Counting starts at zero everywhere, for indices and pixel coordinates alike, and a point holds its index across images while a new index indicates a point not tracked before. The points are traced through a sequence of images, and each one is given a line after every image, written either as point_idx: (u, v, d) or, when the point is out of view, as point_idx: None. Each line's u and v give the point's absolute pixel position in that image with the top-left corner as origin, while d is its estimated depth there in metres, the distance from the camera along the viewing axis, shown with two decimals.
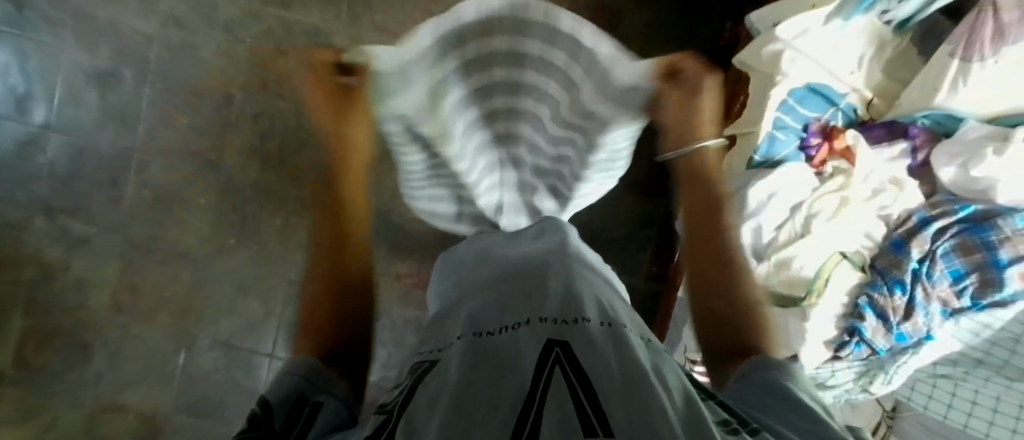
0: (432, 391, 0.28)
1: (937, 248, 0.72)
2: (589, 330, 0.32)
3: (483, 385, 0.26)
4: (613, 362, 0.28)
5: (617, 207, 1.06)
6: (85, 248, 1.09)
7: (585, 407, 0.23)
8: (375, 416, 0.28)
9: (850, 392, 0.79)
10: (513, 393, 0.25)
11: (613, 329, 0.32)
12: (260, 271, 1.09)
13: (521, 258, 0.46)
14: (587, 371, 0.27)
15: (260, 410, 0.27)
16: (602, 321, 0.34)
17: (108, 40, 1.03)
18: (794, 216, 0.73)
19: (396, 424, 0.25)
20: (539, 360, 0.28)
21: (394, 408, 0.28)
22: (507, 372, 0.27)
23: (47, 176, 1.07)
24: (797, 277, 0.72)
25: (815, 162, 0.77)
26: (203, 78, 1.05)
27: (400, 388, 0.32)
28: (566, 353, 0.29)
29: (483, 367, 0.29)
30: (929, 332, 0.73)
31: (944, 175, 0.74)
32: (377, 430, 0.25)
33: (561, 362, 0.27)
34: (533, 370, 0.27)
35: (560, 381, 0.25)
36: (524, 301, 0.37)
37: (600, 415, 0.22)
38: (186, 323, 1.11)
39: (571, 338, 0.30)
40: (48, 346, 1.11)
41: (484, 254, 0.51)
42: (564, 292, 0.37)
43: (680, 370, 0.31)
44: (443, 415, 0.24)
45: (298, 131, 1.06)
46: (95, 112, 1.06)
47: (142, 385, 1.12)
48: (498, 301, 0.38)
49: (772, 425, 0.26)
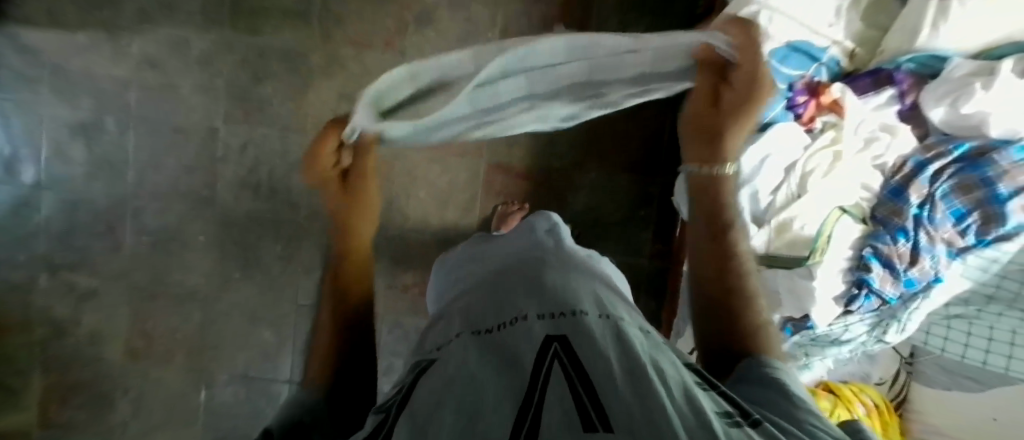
0: (434, 387, 0.28)
1: (936, 191, 0.71)
2: (585, 321, 0.32)
3: (484, 383, 0.27)
4: (612, 357, 0.28)
5: (613, 190, 1.05)
6: (93, 298, 1.10)
7: (585, 402, 0.23)
8: (373, 417, 0.29)
9: (866, 344, 0.79)
10: (513, 390, 0.26)
11: (611, 322, 0.33)
12: (268, 299, 1.10)
13: (516, 254, 0.47)
14: (586, 367, 0.27)
15: (262, 436, 0.35)
16: (599, 313, 0.34)
17: (85, 90, 1.03)
18: (789, 177, 0.73)
19: (394, 423, 0.27)
20: (537, 356, 0.29)
21: (392, 406, 0.29)
22: (506, 369, 0.28)
23: (46, 232, 1.08)
24: (799, 237, 0.72)
25: (803, 120, 0.76)
26: (186, 115, 1.04)
27: (398, 387, 0.33)
28: (564, 348, 0.29)
29: (486, 361, 0.29)
30: (938, 275, 0.72)
31: (935, 116, 0.73)
32: (374, 430, 0.27)
33: (559, 355, 0.28)
34: (531, 367, 0.28)
35: (559, 377, 0.26)
36: (525, 297, 0.37)
37: (598, 408, 0.23)
38: (204, 359, 1.12)
39: (568, 332, 0.31)
40: (72, 400, 1.12)
41: (478, 257, 0.51)
42: (565, 287, 0.38)
43: (678, 363, 0.31)
44: (447, 413, 0.25)
45: (286, 156, 1.05)
46: (84, 163, 1.06)
47: (169, 425, 1.13)
48: (498, 297, 0.38)
49: (774, 416, 0.29)
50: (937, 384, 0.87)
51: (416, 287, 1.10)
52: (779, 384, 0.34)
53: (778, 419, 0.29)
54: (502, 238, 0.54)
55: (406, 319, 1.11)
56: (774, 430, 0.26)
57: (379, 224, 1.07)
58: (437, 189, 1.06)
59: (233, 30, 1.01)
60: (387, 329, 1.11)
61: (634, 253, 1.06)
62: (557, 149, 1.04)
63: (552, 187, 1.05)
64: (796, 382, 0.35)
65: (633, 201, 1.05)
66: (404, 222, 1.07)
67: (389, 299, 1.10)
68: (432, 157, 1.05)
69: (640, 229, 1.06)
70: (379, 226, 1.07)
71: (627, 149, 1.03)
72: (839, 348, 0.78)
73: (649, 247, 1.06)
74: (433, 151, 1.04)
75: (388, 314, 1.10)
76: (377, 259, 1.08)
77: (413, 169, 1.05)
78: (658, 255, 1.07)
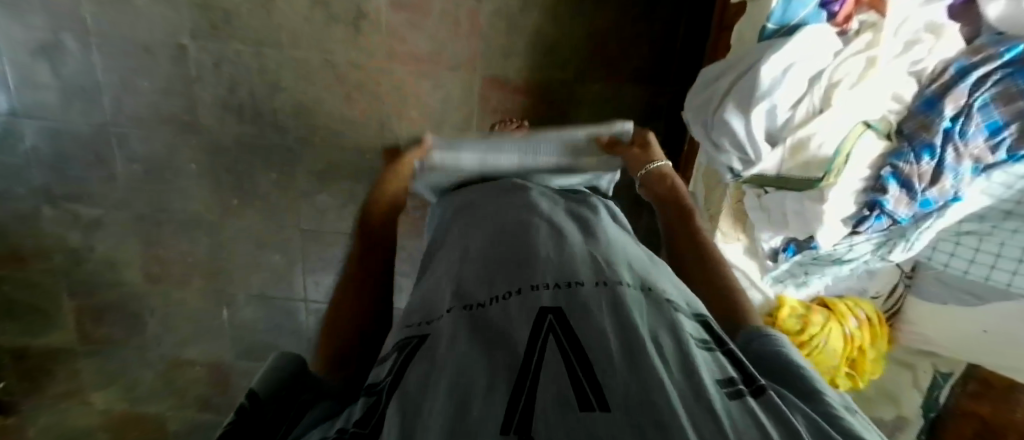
0: (426, 368, 0.29)
1: (975, 101, 0.64)
2: (582, 292, 0.33)
3: (476, 366, 0.27)
4: (610, 331, 0.28)
5: (618, 103, 0.97)
6: (101, 228, 1.12)
7: (581, 383, 0.24)
8: (364, 400, 0.29)
9: (869, 262, 0.79)
10: (507, 371, 0.26)
11: (608, 289, 0.33)
12: (271, 226, 1.11)
13: (512, 216, 0.47)
14: (583, 345, 0.27)
15: (249, 402, 0.28)
16: (596, 281, 0.35)
17: (33, 4, 0.92)
18: (813, 89, 0.65)
19: (387, 406, 0.27)
20: (532, 331, 0.29)
21: (384, 389, 0.29)
22: (499, 349, 0.28)
23: (36, 164, 1.06)
24: (815, 157, 0.67)
25: (837, 20, 0.67)
26: (149, 31, 0.95)
27: (389, 363, 0.32)
28: (559, 320, 0.30)
29: (478, 342, 0.29)
30: (956, 194, 0.68)
31: (991, 12, 0.64)
32: (366, 416, 0.27)
33: (554, 329, 0.29)
34: (526, 345, 0.28)
35: (555, 356, 0.27)
36: (516, 268, 0.38)
37: (597, 391, 0.23)
38: (219, 282, 1.16)
39: (564, 305, 0.32)
40: (104, 320, 1.20)
41: (476, 220, 0.50)
42: (557, 256, 0.39)
43: (678, 326, 0.31)
44: (439, 395, 0.25)
45: (265, 75, 0.97)
46: (54, 89, 0.99)
47: (199, 340, 1.22)
48: (489, 269, 0.39)
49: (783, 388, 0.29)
50: (936, 298, 0.89)
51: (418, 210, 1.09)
52: (780, 359, 0.34)
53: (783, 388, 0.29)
54: (492, 197, 0.55)
55: (407, 243, 1.11)
56: (774, 396, 0.26)
57: (374, 150, 1.03)
58: (430, 106, 0.99)
59: None
60: None
61: None
62: (558, 57, 0.95)
63: (554, 102, 0.98)
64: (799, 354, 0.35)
65: (637, 115, 0.98)
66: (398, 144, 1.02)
67: None
68: (422, 71, 0.96)
69: None
70: (372, 150, 1.03)
71: (635, 55, 0.94)
72: (839, 267, 0.79)
73: None
74: (424, 65, 0.96)
75: None
76: None
77: (403, 85, 0.98)
78: None
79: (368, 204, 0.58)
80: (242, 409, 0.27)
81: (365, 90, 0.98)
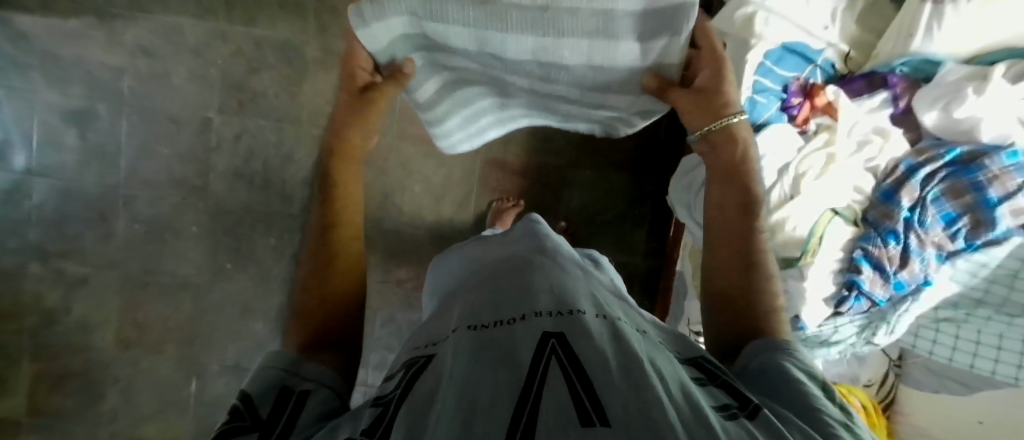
0: (430, 387, 0.29)
1: (927, 195, 0.71)
2: (583, 320, 0.33)
3: (480, 381, 0.27)
4: (611, 354, 0.29)
5: (608, 187, 1.05)
6: (84, 288, 1.10)
7: (582, 400, 0.24)
8: (372, 410, 0.30)
9: (855, 346, 0.79)
10: (509, 383, 0.26)
11: (608, 323, 0.34)
12: (260, 292, 1.10)
13: (516, 251, 0.48)
14: (584, 365, 0.28)
15: (242, 403, 0.31)
16: (596, 314, 0.35)
17: (79, 77, 1.02)
18: (783, 178, 0.73)
19: (395, 417, 0.27)
20: (535, 352, 0.29)
21: (391, 400, 0.30)
22: (500, 363, 0.28)
23: (36, 221, 1.07)
24: (791, 238, 0.72)
25: (797, 121, 0.76)
26: (180, 105, 1.04)
27: (395, 380, 0.33)
28: (562, 344, 0.30)
29: (481, 360, 0.29)
30: (927, 278, 0.73)
31: (928, 120, 0.74)
32: (373, 426, 0.27)
33: (557, 352, 0.29)
34: (528, 363, 0.28)
35: (557, 374, 0.27)
36: (518, 296, 0.38)
37: (598, 408, 0.23)
38: (194, 351, 1.11)
39: (565, 329, 0.32)
40: (60, 390, 1.12)
41: (479, 256, 0.52)
42: (558, 288, 0.39)
43: (674, 360, 0.32)
44: (445, 411, 0.25)
45: (281, 147, 1.05)
46: (76, 151, 1.05)
47: (157, 417, 1.13)
48: (490, 296, 0.39)
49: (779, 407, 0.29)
50: (926, 386, 0.89)
51: (410, 282, 1.09)
52: (779, 371, 0.33)
53: (778, 408, 0.29)
54: (502, 238, 0.55)
55: (399, 314, 1.10)
56: (771, 418, 0.26)
57: (375, 220, 1.06)
58: (432, 182, 1.05)
59: (228, 19, 0.99)
60: (380, 324, 1.10)
61: (627, 252, 1.07)
62: (552, 144, 1.04)
63: (548, 184, 1.05)
64: (802, 368, 0.34)
65: (625, 199, 1.05)
66: (398, 216, 1.06)
67: (383, 293, 1.09)
68: (428, 150, 1.04)
69: (634, 228, 1.06)
70: (372, 220, 1.06)
71: (622, 146, 1.03)
72: (827, 350, 0.79)
73: (643, 246, 1.07)
74: (430, 145, 1.04)
75: (382, 310, 1.10)
76: (372, 253, 1.08)
77: (408, 162, 1.04)
78: (650, 254, 1.07)
79: (331, 155, 0.48)
80: (233, 410, 0.30)
81: (371, 165, 1.04)
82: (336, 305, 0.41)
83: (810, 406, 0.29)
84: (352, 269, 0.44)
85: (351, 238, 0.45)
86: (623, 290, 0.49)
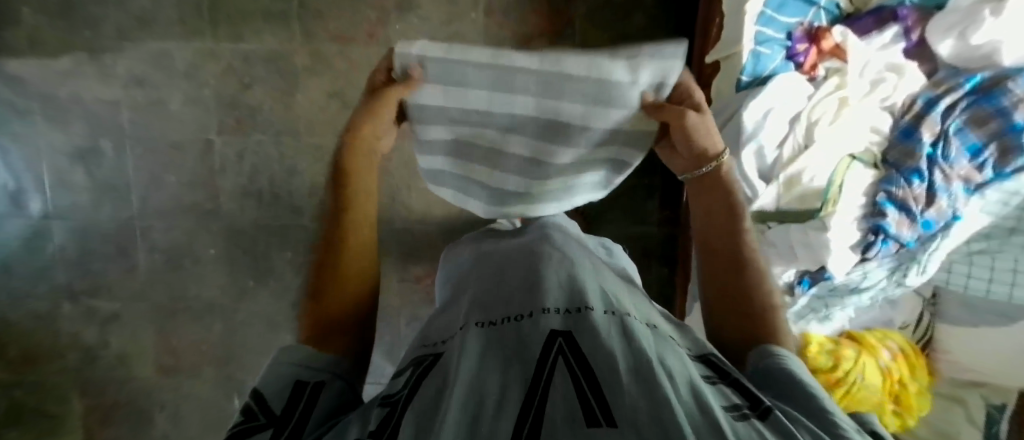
0: (438, 385, 0.28)
1: (949, 127, 0.69)
2: (591, 316, 0.33)
3: (488, 386, 0.26)
4: (620, 352, 0.28)
5: None
6: (117, 322, 1.12)
7: (588, 398, 0.23)
8: (379, 410, 0.29)
9: (886, 290, 0.78)
10: (516, 387, 0.26)
11: (616, 317, 0.33)
12: (285, 305, 1.11)
13: (520, 245, 0.47)
14: (591, 365, 0.27)
15: (254, 401, 0.31)
16: (605, 309, 0.34)
17: (77, 116, 1.03)
18: (794, 129, 0.71)
19: (401, 418, 0.26)
20: (542, 353, 0.29)
21: (399, 398, 0.29)
22: (509, 365, 0.28)
23: (61, 262, 1.10)
24: (808, 189, 0.71)
25: (805, 68, 0.74)
26: (180, 130, 1.04)
27: (403, 379, 0.33)
28: (569, 344, 0.29)
29: (489, 363, 0.29)
30: (956, 213, 0.71)
31: (944, 49, 0.70)
32: (382, 425, 0.26)
33: (563, 352, 0.28)
34: (536, 363, 0.28)
35: (564, 375, 0.26)
36: (525, 293, 0.37)
37: (603, 406, 0.22)
38: (231, 369, 1.14)
39: (574, 329, 0.31)
40: (110, 420, 1.16)
41: (484, 248, 0.51)
42: (566, 285, 0.38)
43: (683, 354, 0.31)
44: (451, 408, 0.24)
45: (284, 161, 1.05)
46: (87, 189, 1.07)
47: (205, 435, 1.17)
48: (494, 298, 0.39)
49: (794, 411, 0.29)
50: (964, 321, 0.87)
51: (430, 278, 1.10)
52: (794, 379, 0.33)
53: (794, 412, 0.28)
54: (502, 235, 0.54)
55: (422, 310, 1.11)
56: (781, 418, 0.25)
57: (386, 222, 1.07)
58: None
59: (215, 37, 0.99)
60: (405, 322, 1.11)
61: (641, 221, 1.06)
62: None
63: None
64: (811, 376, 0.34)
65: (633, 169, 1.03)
66: (408, 214, 1.06)
67: (404, 291, 1.10)
68: None
69: (646, 197, 1.04)
70: (383, 221, 1.07)
71: None
72: (859, 297, 0.78)
73: (656, 215, 1.05)
74: None
75: (406, 308, 1.11)
76: (387, 254, 1.08)
77: (411, 159, 1.03)
78: (665, 222, 1.06)
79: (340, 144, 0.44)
80: (247, 409, 0.30)
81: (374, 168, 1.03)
82: (349, 290, 0.43)
83: (822, 407, 0.29)
84: (364, 249, 0.44)
85: (362, 225, 0.44)
86: (636, 280, 0.49)
